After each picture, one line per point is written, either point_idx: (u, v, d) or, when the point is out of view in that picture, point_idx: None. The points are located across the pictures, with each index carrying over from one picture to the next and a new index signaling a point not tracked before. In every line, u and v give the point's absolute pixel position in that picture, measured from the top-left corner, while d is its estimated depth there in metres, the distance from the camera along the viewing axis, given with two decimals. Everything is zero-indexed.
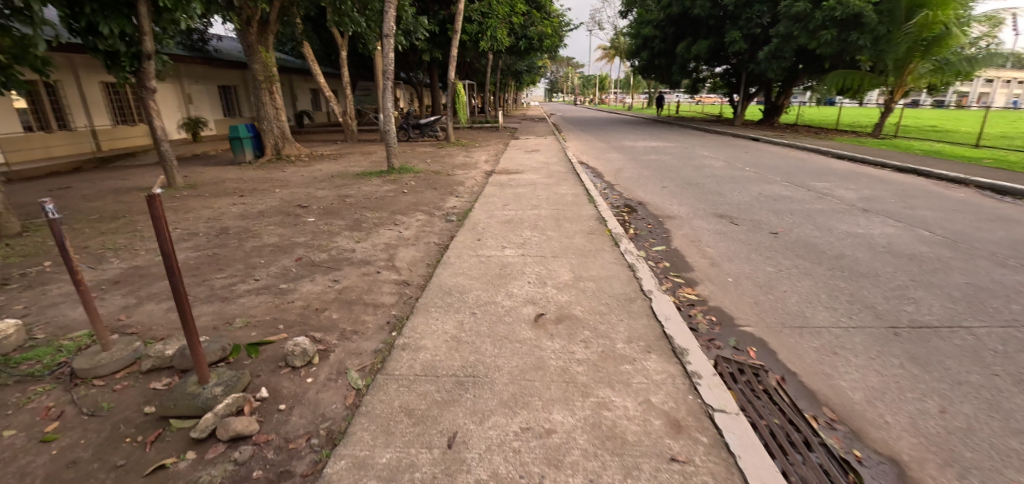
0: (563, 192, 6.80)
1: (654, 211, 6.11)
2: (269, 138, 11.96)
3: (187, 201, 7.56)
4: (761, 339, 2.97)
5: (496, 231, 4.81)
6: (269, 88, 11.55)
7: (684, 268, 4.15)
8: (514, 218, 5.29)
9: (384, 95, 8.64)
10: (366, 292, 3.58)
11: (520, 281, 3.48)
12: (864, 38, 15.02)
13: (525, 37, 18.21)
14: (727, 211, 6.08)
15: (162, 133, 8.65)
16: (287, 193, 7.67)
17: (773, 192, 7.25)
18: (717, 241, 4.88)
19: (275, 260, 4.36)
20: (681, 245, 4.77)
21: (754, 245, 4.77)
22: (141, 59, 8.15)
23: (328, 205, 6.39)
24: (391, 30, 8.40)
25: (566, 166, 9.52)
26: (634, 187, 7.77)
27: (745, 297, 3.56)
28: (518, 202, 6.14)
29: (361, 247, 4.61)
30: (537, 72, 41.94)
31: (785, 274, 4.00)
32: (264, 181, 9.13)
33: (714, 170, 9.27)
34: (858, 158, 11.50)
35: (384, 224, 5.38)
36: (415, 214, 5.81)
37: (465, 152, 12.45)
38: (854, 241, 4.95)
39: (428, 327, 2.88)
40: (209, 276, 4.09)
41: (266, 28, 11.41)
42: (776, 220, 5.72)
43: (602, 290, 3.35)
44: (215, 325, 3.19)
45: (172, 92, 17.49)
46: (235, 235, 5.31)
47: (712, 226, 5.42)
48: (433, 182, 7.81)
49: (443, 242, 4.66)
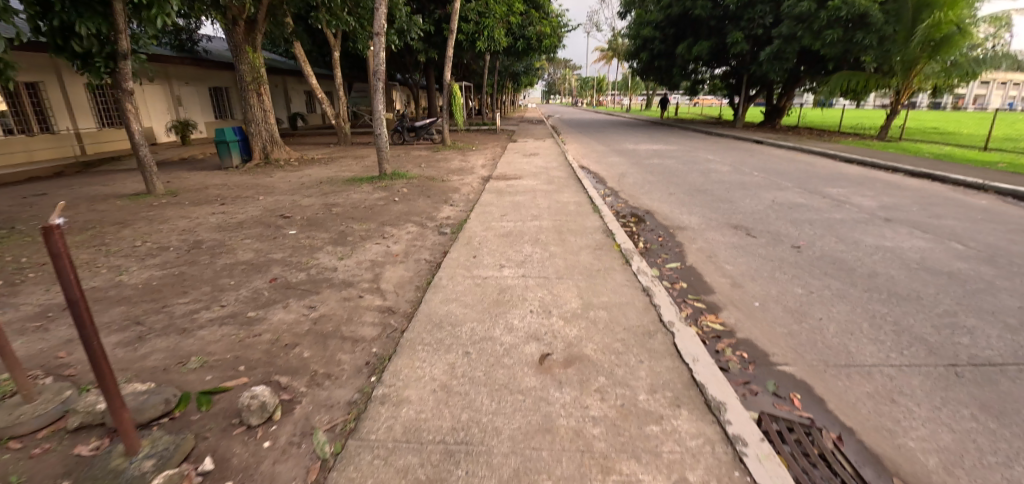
0: (564, 200, 6.36)
1: (663, 222, 5.68)
2: (256, 142, 11.48)
3: (164, 209, 7.10)
4: (804, 384, 2.55)
5: (494, 246, 4.36)
6: (257, 90, 11.09)
7: (703, 290, 3.72)
8: (512, 231, 4.85)
9: (375, 96, 8.19)
10: (344, 322, 3.13)
11: (520, 310, 3.04)
12: (870, 38, 14.89)
13: (523, 38, 17.75)
14: (742, 221, 5.66)
15: (140, 137, 8.16)
16: (271, 201, 7.21)
17: (788, 200, 6.83)
18: (736, 257, 4.44)
19: (248, 281, 3.91)
20: (697, 262, 4.33)
21: (777, 261, 4.34)
22: (117, 59, 7.64)
23: (313, 215, 5.95)
24: (381, 27, 7.95)
25: (567, 171, 9.08)
26: (639, 194, 7.36)
27: (777, 328, 3.12)
28: (517, 212, 5.70)
29: (345, 266, 4.16)
30: (535, 73, 41.50)
31: (818, 298, 3.58)
32: (248, 187, 8.67)
33: (722, 175, 8.83)
34: (868, 162, 11.09)
35: (371, 238, 4.92)
36: (405, 226, 5.35)
37: (462, 156, 12.04)
38: (885, 256, 4.52)
39: (413, 371, 2.43)
40: (170, 301, 3.62)
41: (253, 28, 10.96)
42: (796, 231, 5.29)
43: (615, 321, 2.90)
44: (166, 366, 2.73)
45: (160, 93, 17.00)
46: (208, 250, 4.86)
47: (727, 239, 4.98)
48: (427, 189, 7.38)
49: (435, 260, 4.21)
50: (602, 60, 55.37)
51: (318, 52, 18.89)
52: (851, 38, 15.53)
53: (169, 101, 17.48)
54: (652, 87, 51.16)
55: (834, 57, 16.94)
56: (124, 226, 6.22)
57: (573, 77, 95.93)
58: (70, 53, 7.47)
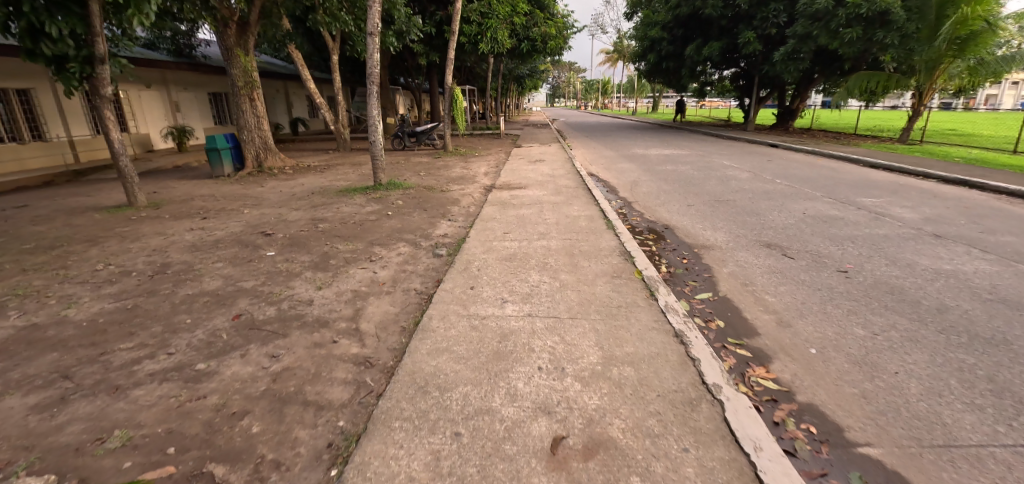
0: (574, 214, 5.75)
1: (686, 239, 5.08)
2: (249, 148, 10.95)
3: (141, 225, 6.57)
4: (899, 476, 1.90)
5: (496, 273, 3.76)
6: (250, 95, 10.62)
7: (746, 331, 3.12)
8: (517, 253, 4.24)
9: (369, 101, 7.62)
10: (311, 379, 2.56)
11: (526, 366, 2.45)
12: (892, 37, 14.13)
13: (528, 40, 17.20)
14: (774, 238, 5.05)
15: (121, 146, 7.66)
16: (257, 214, 6.65)
17: (821, 212, 6.21)
18: (777, 285, 3.84)
19: (208, 319, 3.35)
20: (732, 291, 3.73)
21: (825, 291, 3.73)
22: (95, 63, 7.17)
23: (297, 232, 5.38)
24: (376, 26, 7.37)
25: (575, 179, 8.48)
26: (656, 205, 6.76)
27: (845, 387, 2.52)
28: (522, 228, 5.10)
29: (322, 298, 3.59)
30: (540, 76, 40.91)
31: (885, 344, 2.96)
32: (236, 198, 8.17)
33: (742, 184, 8.21)
34: (895, 167, 10.37)
35: (356, 261, 4.34)
36: (396, 246, 4.77)
37: (464, 163, 11.48)
38: (950, 284, 3.87)
39: (385, 466, 1.82)
40: (110, 347, 3.06)
41: (246, 30, 10.48)
42: (838, 251, 4.68)
43: (645, 384, 2.30)
44: (79, 444, 2.16)
45: (156, 99, 16.62)
46: (174, 276, 4.30)
47: (762, 261, 4.38)
48: (424, 201, 6.81)
49: (427, 291, 3.61)
50: (608, 63, 54.75)
51: (318, 56, 18.46)
52: (872, 36, 14.79)
53: (166, 107, 17.11)
54: (658, 89, 50.35)
55: (852, 57, 16.22)
56: (93, 245, 5.69)
57: (578, 80, 94.91)
58: (43, 58, 7.00)
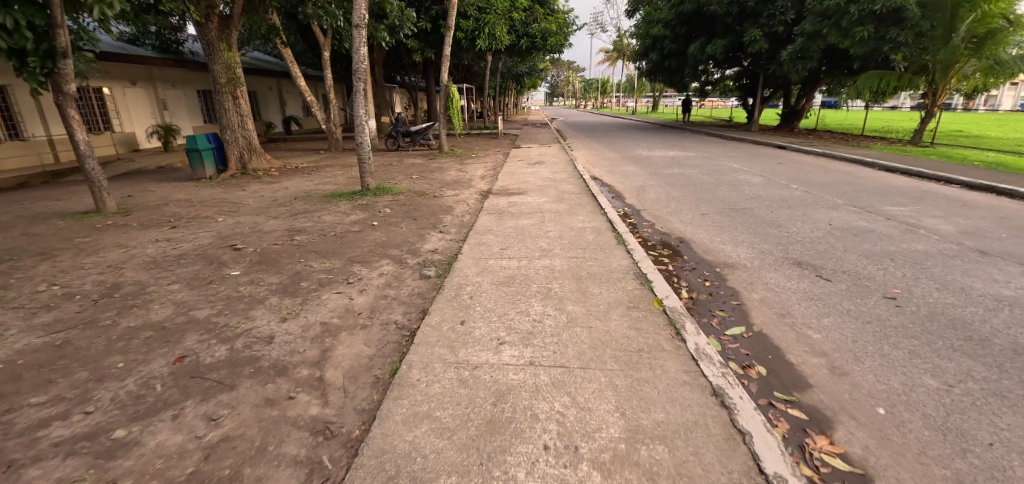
0: (578, 226, 5.19)
1: (705, 255, 4.55)
2: (233, 149, 10.36)
3: (103, 235, 5.97)
4: None
5: (490, 303, 3.20)
6: (233, 93, 10.03)
7: (794, 380, 2.59)
8: (515, 276, 3.68)
9: (356, 100, 7.04)
10: (253, 456, 1.98)
11: (528, 445, 1.89)
12: (906, 35, 13.61)
13: (527, 36, 16.60)
14: (804, 255, 4.52)
15: (88, 148, 7.01)
16: (231, 223, 6.07)
17: (849, 223, 5.68)
18: (819, 317, 3.31)
19: (145, 365, 2.76)
20: (769, 324, 3.19)
21: (877, 325, 3.20)
22: (57, 57, 6.57)
23: (269, 246, 4.79)
24: (363, 18, 6.78)
25: (578, 184, 7.93)
26: (665, 213, 6.24)
27: (937, 469, 1.97)
28: (521, 243, 4.54)
29: (285, 334, 3.01)
30: (538, 75, 40.41)
31: (965, 402, 2.42)
32: (213, 203, 7.59)
33: (756, 189, 7.67)
34: (914, 172, 9.85)
35: (330, 284, 3.77)
36: (378, 264, 4.20)
37: (459, 165, 10.94)
38: (1018, 315, 3.33)
39: None
40: (18, 402, 2.47)
41: (228, 24, 9.87)
42: (878, 272, 4.16)
43: (685, 475, 1.73)
44: None
45: (142, 97, 16.03)
46: (122, 301, 3.71)
47: (796, 284, 3.85)
48: (414, 209, 6.24)
49: (409, 326, 3.04)
50: (608, 62, 54.15)
51: (310, 52, 17.91)
52: (884, 35, 14.28)
53: (151, 105, 16.46)
54: (657, 89, 49.83)
55: (862, 56, 15.72)
56: (43, 260, 5.08)
57: (577, 80, 94.46)
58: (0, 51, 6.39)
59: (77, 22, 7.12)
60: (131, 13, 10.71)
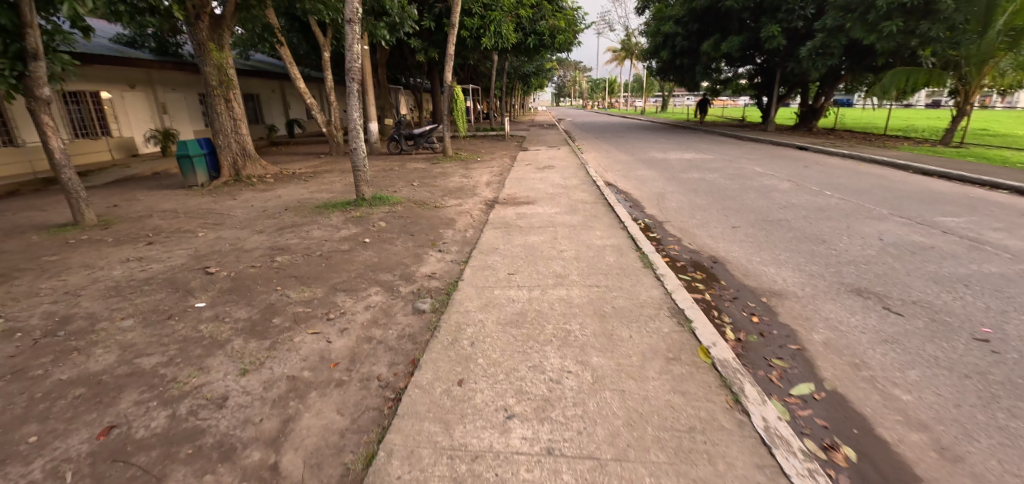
0: (596, 243, 4.57)
1: (745, 280, 3.92)
2: (226, 155, 9.85)
3: (72, 254, 5.43)
4: None
5: (495, 353, 2.58)
6: (226, 95, 9.55)
7: (898, 472, 1.93)
8: (525, 311, 3.08)
9: (349, 102, 6.45)
10: None
11: None
12: (937, 29, 12.82)
13: (535, 34, 15.95)
14: (863, 281, 3.86)
15: (63, 157, 6.50)
16: (212, 239, 5.53)
17: (902, 238, 5.00)
18: (902, 368, 2.66)
19: (62, 439, 2.19)
20: (844, 381, 2.55)
21: (980, 381, 2.54)
22: (27, 60, 6.07)
23: (244, 269, 4.23)
24: (356, 12, 6.20)
25: (591, 191, 7.34)
26: (692, 226, 5.62)
27: None
28: (532, 267, 3.94)
29: (242, 395, 2.43)
30: (544, 75, 39.78)
31: None
32: (200, 215, 7.08)
33: (787, 197, 6.99)
34: (955, 174, 9.08)
35: (307, 320, 3.19)
36: (366, 293, 3.61)
37: (464, 170, 10.38)
38: None
39: None
40: None
41: (220, 23, 9.39)
42: (957, 303, 3.48)
43: None
44: None
45: (142, 100, 15.64)
46: (64, 342, 3.15)
47: (862, 321, 3.20)
48: (412, 222, 5.65)
49: (394, 384, 2.44)
50: (615, 61, 53.29)
51: (311, 54, 17.46)
52: (914, 29, 13.49)
53: (151, 109, 16.09)
54: (665, 88, 48.97)
55: (889, 51, 14.87)
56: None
57: (583, 79, 93.82)
58: None
59: (50, 21, 6.59)
60: (121, 14, 10.22)
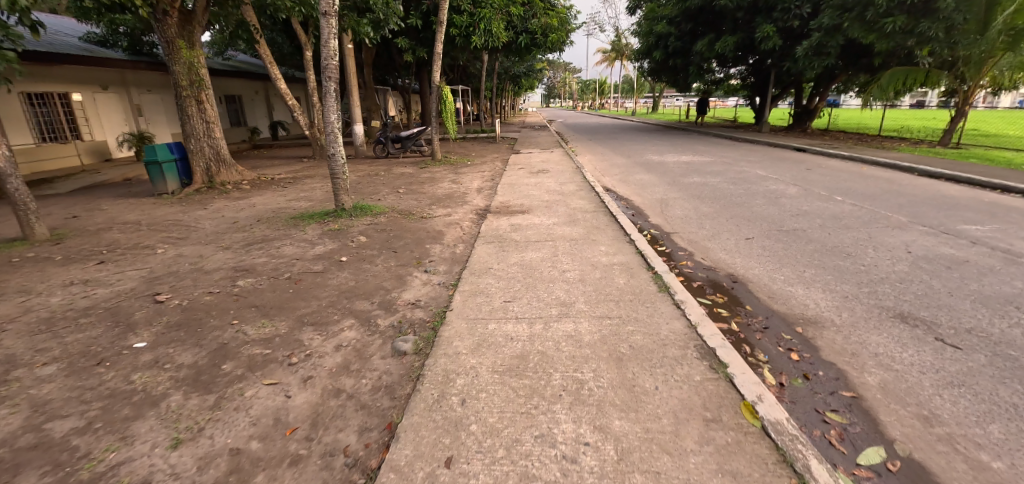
0: (601, 261, 4.10)
1: (773, 304, 3.47)
2: (198, 160, 9.21)
3: (12, 275, 4.81)
4: None
5: (493, 416, 2.08)
6: (197, 96, 8.93)
7: None
8: (527, 354, 2.58)
9: (326, 103, 5.91)
10: None
11: None
12: (937, 29, 12.56)
13: (526, 32, 15.43)
14: (905, 305, 3.41)
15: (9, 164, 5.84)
16: (172, 257, 4.94)
17: (934, 251, 4.59)
18: (981, 422, 2.20)
19: None
20: (919, 444, 2.08)
21: None
22: None
23: (200, 296, 3.67)
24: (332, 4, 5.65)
25: (590, 198, 6.89)
26: (702, 237, 5.17)
27: None
28: (532, 292, 3.46)
29: (168, 481, 1.87)
30: (536, 77, 39.39)
31: None
32: (164, 227, 6.49)
33: (798, 203, 6.60)
34: (964, 177, 8.72)
35: (265, 366, 2.65)
36: (338, 328, 3.07)
37: (454, 175, 9.88)
38: None
39: None
40: None
41: (191, 20, 8.79)
42: (1018, 331, 3.04)
43: None
44: None
45: (116, 102, 14.88)
46: None
47: (917, 357, 2.75)
48: (396, 237, 5.11)
49: (365, 462, 1.91)
50: (606, 62, 53.23)
51: (294, 53, 16.80)
52: (913, 28, 13.24)
53: (126, 110, 15.32)
54: (656, 90, 48.93)
55: (885, 51, 14.62)
56: None
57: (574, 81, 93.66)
58: None
59: None
60: (85, 11, 9.56)
